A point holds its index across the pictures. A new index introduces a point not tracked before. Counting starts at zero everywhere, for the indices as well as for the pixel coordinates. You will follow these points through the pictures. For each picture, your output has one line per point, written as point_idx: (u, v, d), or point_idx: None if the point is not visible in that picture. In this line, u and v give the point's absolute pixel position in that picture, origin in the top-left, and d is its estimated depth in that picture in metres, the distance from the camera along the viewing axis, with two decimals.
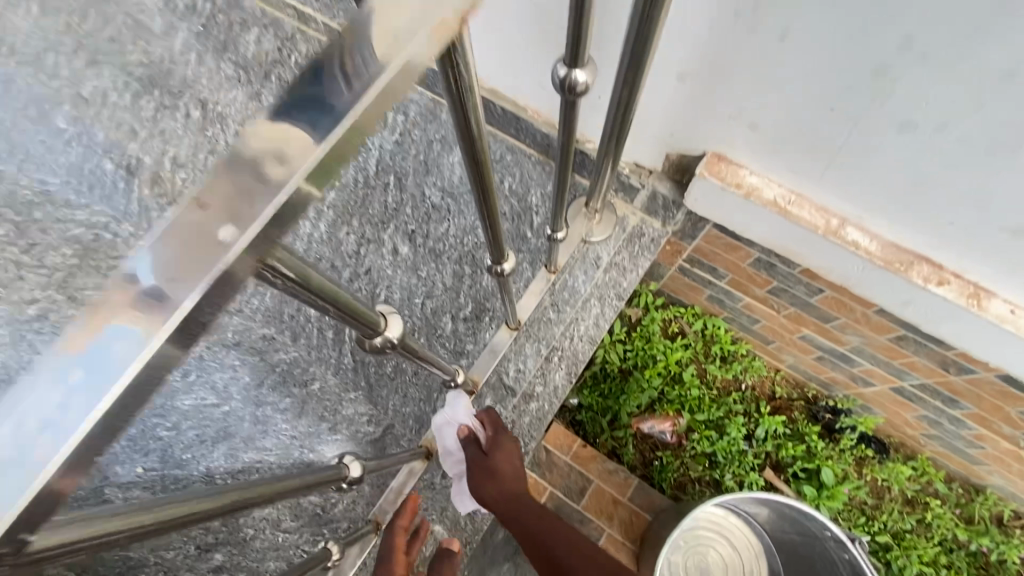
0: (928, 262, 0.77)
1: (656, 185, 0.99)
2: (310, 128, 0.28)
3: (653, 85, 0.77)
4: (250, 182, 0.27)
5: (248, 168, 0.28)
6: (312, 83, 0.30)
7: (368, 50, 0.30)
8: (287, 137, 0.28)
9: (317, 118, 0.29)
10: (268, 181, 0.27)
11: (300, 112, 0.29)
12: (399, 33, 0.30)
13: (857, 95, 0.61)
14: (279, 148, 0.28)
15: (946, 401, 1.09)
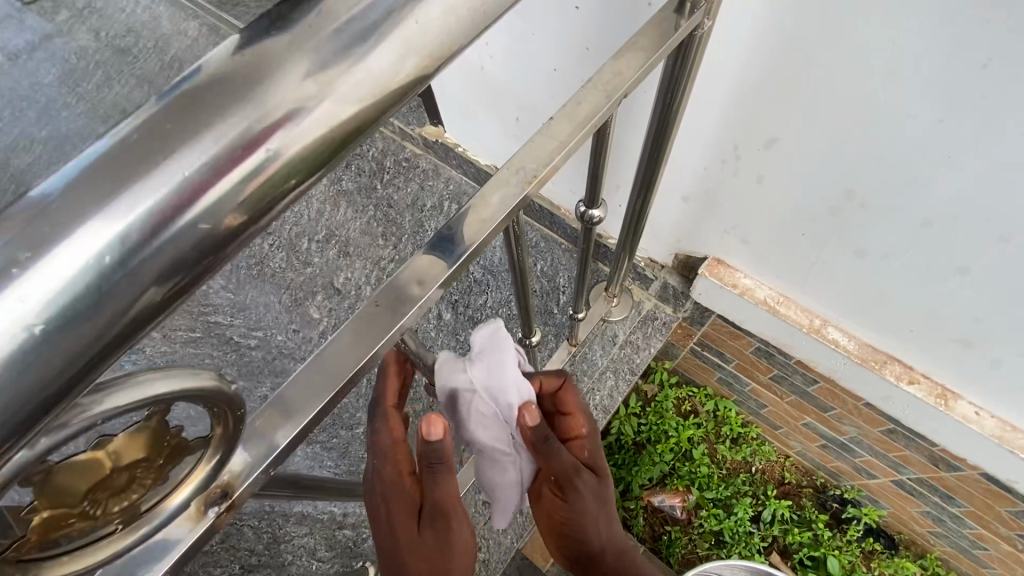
0: (899, 362, 0.89)
1: (667, 277, 1.14)
2: (440, 263, 0.42)
3: (663, 202, 0.95)
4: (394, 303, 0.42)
5: (396, 291, 0.42)
6: (441, 233, 0.43)
7: (472, 220, 0.44)
8: (425, 271, 0.42)
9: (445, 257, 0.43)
10: (409, 299, 0.41)
11: (437, 247, 0.43)
12: (491, 205, 0.44)
13: (820, 227, 0.77)
14: (420, 278, 0.42)
15: (944, 498, 1.14)
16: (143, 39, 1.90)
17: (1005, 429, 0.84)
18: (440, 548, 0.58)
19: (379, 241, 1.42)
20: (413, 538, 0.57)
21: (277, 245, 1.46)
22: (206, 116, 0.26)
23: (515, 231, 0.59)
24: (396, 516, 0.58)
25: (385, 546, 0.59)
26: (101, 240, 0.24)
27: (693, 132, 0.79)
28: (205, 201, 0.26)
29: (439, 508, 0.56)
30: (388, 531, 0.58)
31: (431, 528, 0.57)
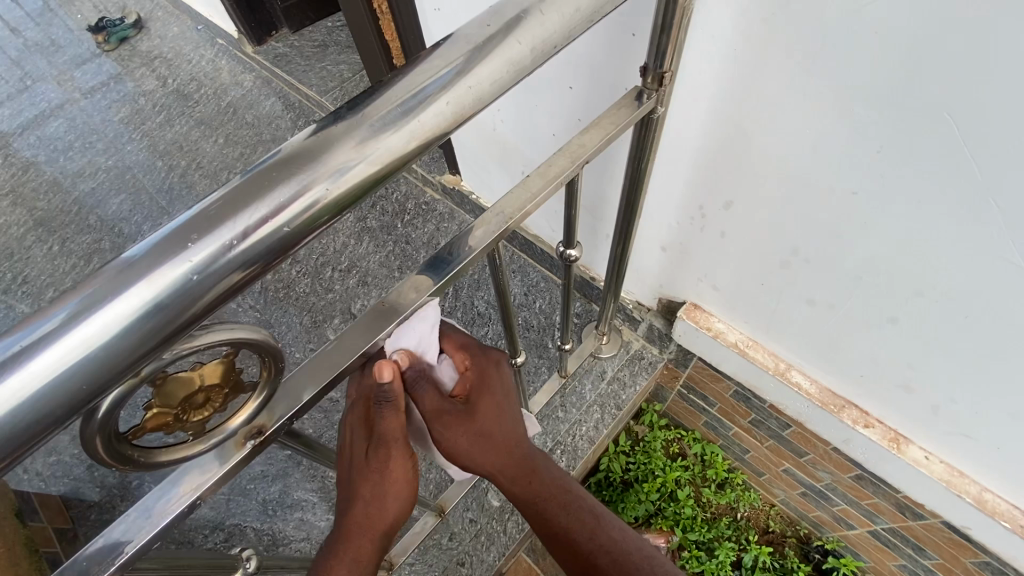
0: (856, 407, 0.97)
1: (652, 319, 1.25)
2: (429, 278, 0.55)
3: (645, 250, 1.08)
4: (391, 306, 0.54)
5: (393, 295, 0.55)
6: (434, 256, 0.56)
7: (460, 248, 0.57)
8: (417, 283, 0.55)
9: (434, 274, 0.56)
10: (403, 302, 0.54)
11: (430, 270, 0.56)
12: (475, 238, 0.57)
13: (775, 276, 0.89)
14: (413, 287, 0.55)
15: (916, 550, 1.18)
16: (205, 87, 2.16)
17: (953, 474, 0.91)
18: (384, 475, 0.64)
19: (395, 273, 1.57)
20: (364, 463, 0.64)
21: (304, 272, 1.62)
22: (285, 172, 0.38)
23: (497, 265, 0.71)
24: (355, 441, 0.65)
25: (346, 468, 0.67)
26: (205, 251, 0.36)
27: (666, 191, 0.93)
28: (267, 225, 0.38)
29: (383, 441, 0.61)
30: (349, 452, 0.66)
31: (376, 456, 0.62)
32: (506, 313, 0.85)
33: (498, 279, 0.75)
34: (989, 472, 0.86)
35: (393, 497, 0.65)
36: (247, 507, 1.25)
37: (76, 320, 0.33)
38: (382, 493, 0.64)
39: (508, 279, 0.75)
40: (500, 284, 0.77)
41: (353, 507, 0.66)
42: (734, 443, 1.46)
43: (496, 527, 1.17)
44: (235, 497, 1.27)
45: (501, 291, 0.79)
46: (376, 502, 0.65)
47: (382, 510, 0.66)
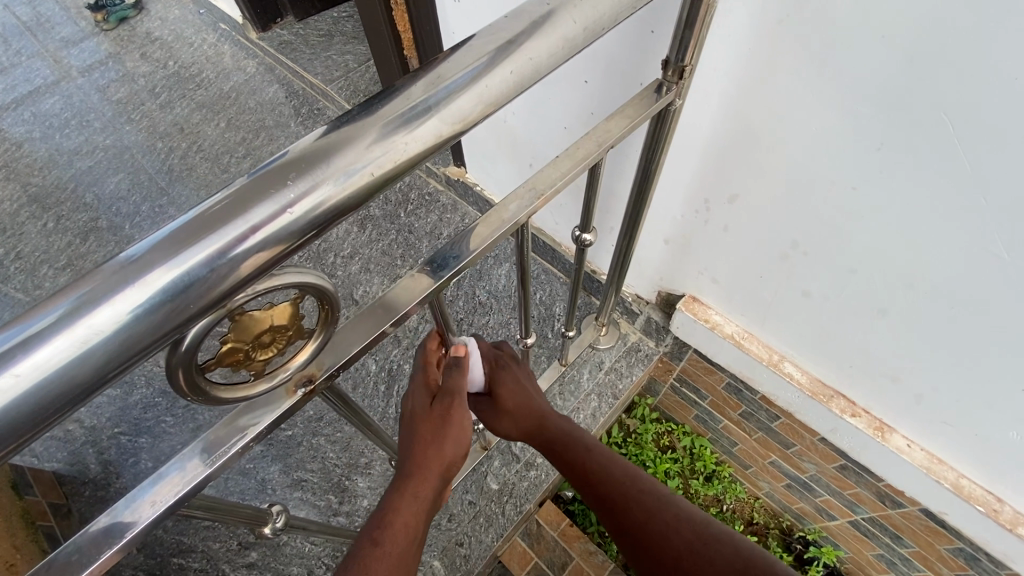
0: (844, 397, 1.03)
1: (651, 313, 1.29)
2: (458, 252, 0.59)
3: (648, 244, 1.13)
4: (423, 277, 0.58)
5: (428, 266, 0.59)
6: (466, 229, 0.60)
7: (487, 219, 0.60)
8: (448, 257, 0.59)
9: (464, 248, 0.59)
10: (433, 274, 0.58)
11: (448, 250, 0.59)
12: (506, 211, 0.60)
13: (774, 271, 0.94)
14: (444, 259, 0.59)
15: (894, 539, 1.23)
16: (206, 70, 2.15)
17: (934, 461, 0.96)
18: (446, 422, 0.76)
19: (397, 261, 1.59)
20: (428, 414, 0.76)
21: (305, 257, 1.63)
22: (347, 137, 0.41)
23: (522, 243, 0.74)
24: (418, 401, 0.77)
25: (408, 424, 0.77)
26: (272, 207, 0.38)
27: (673, 186, 0.97)
28: (326, 184, 0.40)
29: (450, 391, 0.76)
30: (410, 410, 0.78)
31: (443, 408, 0.76)
32: (523, 294, 0.88)
33: (520, 258, 0.78)
34: (966, 459, 0.92)
35: (452, 439, 0.76)
36: (244, 487, 1.26)
37: (146, 265, 0.35)
38: (441, 437, 0.75)
39: (529, 259, 0.79)
40: (521, 263, 0.80)
41: (416, 453, 0.75)
42: (723, 436, 1.51)
43: (494, 509, 1.20)
44: (232, 477, 1.27)
45: (521, 270, 0.82)
46: (436, 445, 0.75)
47: (440, 453, 0.76)
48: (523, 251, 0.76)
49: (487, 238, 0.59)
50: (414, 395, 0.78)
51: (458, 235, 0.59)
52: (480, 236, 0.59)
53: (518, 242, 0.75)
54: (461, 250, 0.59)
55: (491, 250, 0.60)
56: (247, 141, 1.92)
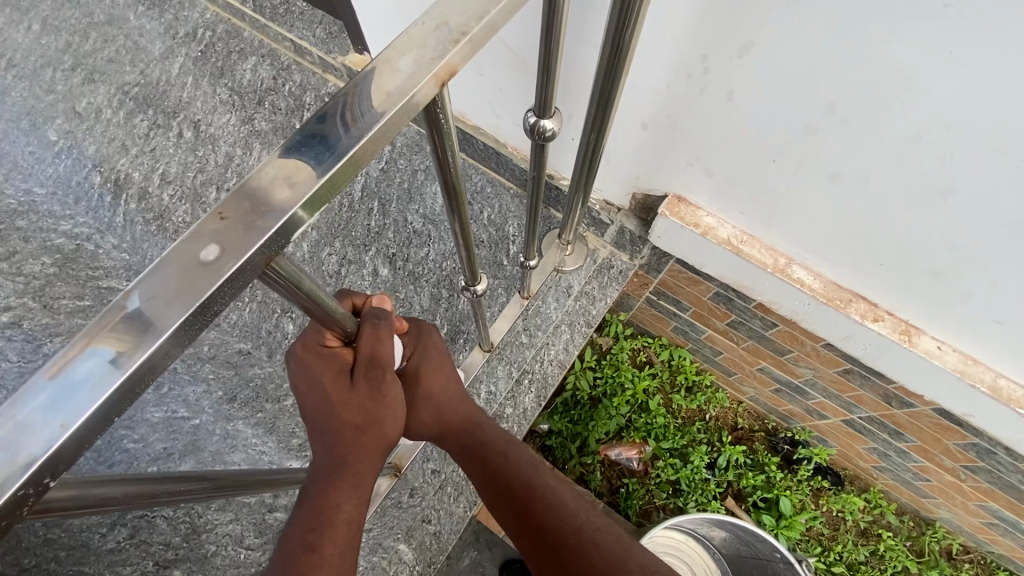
0: (864, 300, 0.85)
1: (624, 222, 1.05)
2: (313, 164, 0.33)
3: (620, 131, 0.86)
4: (260, 205, 0.32)
5: (259, 190, 0.32)
6: (327, 111, 0.34)
7: (366, 92, 0.35)
8: (303, 165, 0.33)
9: (325, 153, 0.33)
10: (276, 205, 0.32)
11: (309, 147, 0.33)
12: (397, 74, 0.36)
13: (795, 150, 0.70)
14: (290, 175, 0.33)
15: (893, 434, 1.15)
16: None
17: (967, 363, 0.82)
18: (377, 407, 0.45)
19: None
20: (345, 397, 0.45)
21: (180, 196, 1.26)
22: None
23: (444, 145, 0.46)
24: (320, 374, 0.44)
25: (309, 406, 0.46)
26: None
27: (654, 40, 0.68)
28: None
29: (381, 362, 0.44)
30: (307, 382, 0.45)
31: (370, 388, 0.44)
32: (458, 224, 0.61)
33: (444, 169, 0.50)
34: (1006, 356, 0.78)
35: (397, 422, 0.48)
36: None
37: None
38: (376, 426, 0.46)
39: (459, 173, 0.51)
40: (448, 182, 0.52)
41: (336, 450, 0.47)
42: (704, 345, 1.35)
43: (463, 476, 1.02)
44: None
45: (451, 192, 0.54)
46: (370, 430, 0.47)
47: (381, 442, 0.48)
48: (446, 157, 0.48)
49: (373, 122, 0.34)
50: (311, 361, 0.45)
51: (329, 110, 0.34)
52: (364, 118, 0.34)
53: (433, 144, 0.46)
54: (330, 150, 0.33)
55: (388, 144, 0.36)
56: (73, 44, 1.42)
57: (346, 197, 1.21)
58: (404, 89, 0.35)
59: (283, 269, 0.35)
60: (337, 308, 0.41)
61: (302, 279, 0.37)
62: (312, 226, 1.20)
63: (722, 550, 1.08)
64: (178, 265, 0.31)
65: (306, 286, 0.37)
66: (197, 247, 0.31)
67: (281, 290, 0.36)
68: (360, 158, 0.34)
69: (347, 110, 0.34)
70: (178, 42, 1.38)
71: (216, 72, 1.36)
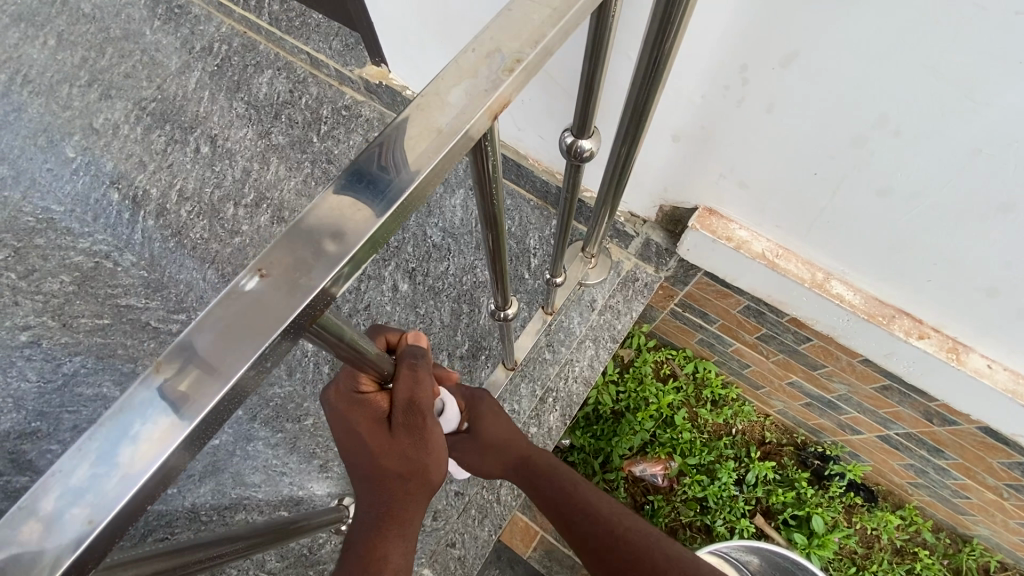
0: (908, 316, 0.81)
1: (650, 234, 1.02)
2: (370, 204, 0.31)
3: (650, 144, 0.83)
4: (310, 255, 0.30)
5: (306, 241, 0.30)
6: (377, 150, 0.32)
7: (416, 128, 0.33)
8: (355, 211, 0.31)
9: (375, 198, 0.31)
10: (325, 255, 0.30)
11: (360, 186, 0.31)
12: (448, 108, 0.33)
13: (839, 162, 0.67)
14: (339, 222, 0.30)
15: (931, 451, 1.11)
16: None
17: (1019, 383, 0.78)
18: (421, 453, 0.42)
19: None
20: (384, 446, 0.42)
21: (198, 212, 1.25)
22: None
23: (485, 173, 0.44)
24: (355, 423, 0.42)
25: (349, 456, 0.44)
26: None
27: (694, 52, 0.66)
28: None
29: (420, 406, 0.41)
30: (347, 430, 0.42)
31: (409, 435, 0.41)
32: (494, 250, 0.59)
33: (483, 195, 0.47)
34: None
35: (440, 468, 0.46)
36: (173, 517, 0.97)
37: None
38: (420, 474, 0.44)
39: (501, 200, 0.49)
40: (486, 208, 0.50)
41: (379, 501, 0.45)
42: (731, 358, 1.31)
43: (486, 497, 1.00)
44: (155, 507, 0.99)
45: (490, 219, 0.51)
46: (415, 477, 0.44)
47: (426, 489, 0.45)
48: (487, 185, 0.46)
49: (424, 165, 0.32)
50: (345, 410, 0.42)
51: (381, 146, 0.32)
52: (416, 150, 0.32)
53: (475, 173, 0.44)
54: (381, 192, 0.31)
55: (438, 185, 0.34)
56: (90, 60, 1.42)
57: None
58: (456, 125, 0.33)
59: (329, 324, 0.33)
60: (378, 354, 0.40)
61: (346, 329, 0.35)
62: None
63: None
64: (221, 325, 0.29)
65: (349, 337, 0.36)
66: (240, 306, 0.29)
67: (322, 344, 0.35)
68: (412, 201, 0.32)
69: (391, 151, 0.32)
70: (194, 57, 1.38)
71: (232, 85, 1.35)
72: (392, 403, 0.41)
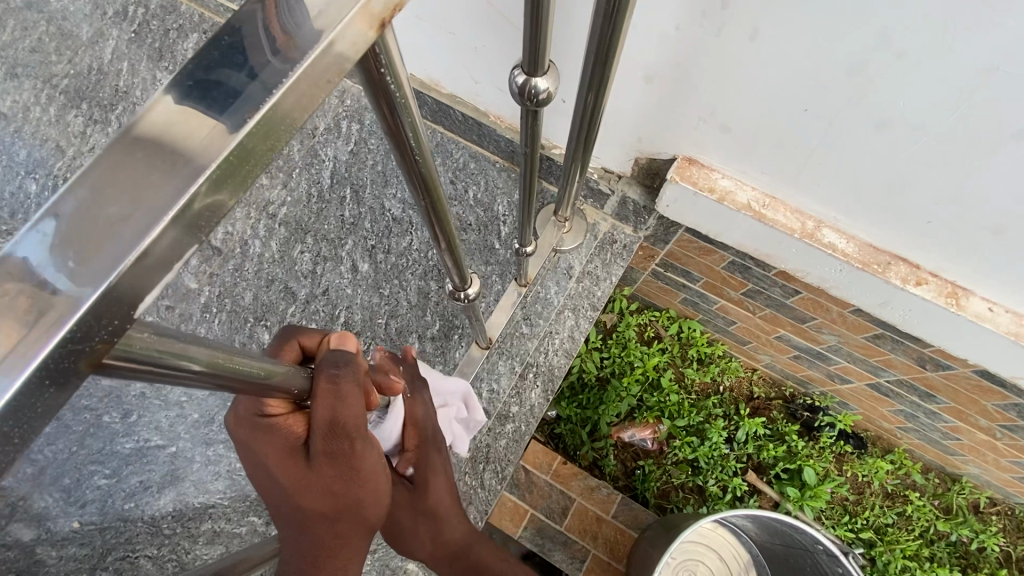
0: (904, 262, 0.76)
1: (626, 191, 0.93)
2: (216, 117, 0.22)
3: (620, 87, 0.74)
4: (162, 156, 0.21)
5: (147, 151, 0.21)
6: (226, 37, 0.24)
7: (269, 36, 0.24)
8: (197, 125, 0.22)
9: (219, 111, 0.22)
10: (173, 173, 0.21)
11: (201, 93, 0.22)
12: (300, 8, 0.25)
13: (834, 94, 0.60)
14: (168, 144, 0.22)
15: (923, 396, 1.08)
16: None
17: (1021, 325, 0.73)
18: (349, 485, 0.39)
19: (262, 180, 1.11)
20: (304, 479, 0.38)
21: None
22: None
23: (404, 120, 0.36)
24: (268, 450, 0.38)
25: (269, 491, 0.40)
26: None
27: None
28: None
29: (346, 431, 0.36)
30: (263, 456, 0.39)
31: (333, 464, 0.38)
32: (434, 216, 0.50)
33: (398, 141, 0.39)
34: None
35: (377, 502, 0.41)
36: (133, 533, 0.92)
37: None
38: (351, 510, 0.40)
39: (427, 145, 0.40)
40: (409, 161, 0.41)
41: (303, 546, 0.41)
42: (716, 316, 1.26)
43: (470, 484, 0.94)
44: (112, 524, 0.92)
45: (419, 174, 0.43)
46: (346, 510, 0.40)
47: (360, 529, 0.41)
48: (402, 124, 0.37)
49: (285, 75, 0.23)
50: (259, 435, 0.39)
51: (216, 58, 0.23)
52: (276, 61, 0.23)
53: (379, 108, 0.36)
54: (226, 99, 0.23)
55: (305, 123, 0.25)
56: None
57: (314, 186, 1.10)
58: (319, 26, 0.24)
59: (153, 351, 0.24)
60: (255, 370, 0.31)
61: (192, 352, 0.26)
62: (280, 222, 1.09)
63: (754, 535, 1.04)
64: (87, 202, 0.20)
65: (199, 362, 0.27)
66: (108, 183, 0.21)
67: (154, 373, 0.25)
68: (270, 139, 0.24)
69: (279, 11, 0.24)
70: (108, 23, 1.22)
71: (154, 54, 1.20)
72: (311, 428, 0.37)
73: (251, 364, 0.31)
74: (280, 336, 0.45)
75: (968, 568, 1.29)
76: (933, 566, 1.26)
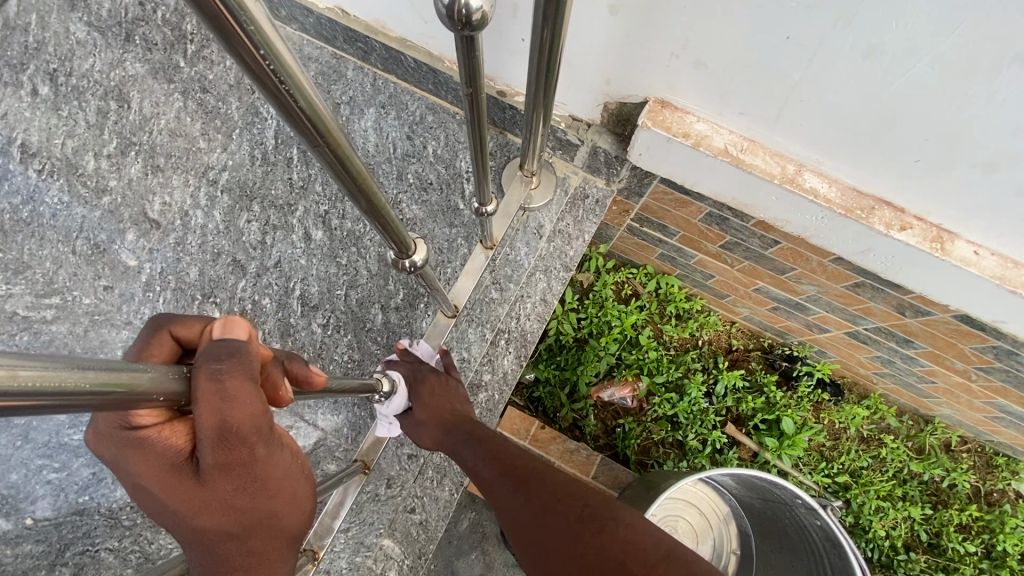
0: (888, 206, 0.71)
1: (596, 140, 0.87)
2: None
3: (581, 20, 0.66)
4: None
5: None
6: None
7: None
8: None
9: None
10: None
11: None
12: None
13: (819, 17, 0.53)
14: None
15: (901, 342, 1.06)
16: None
17: (1007, 268, 0.70)
18: (253, 494, 0.39)
19: (200, 144, 1.02)
20: (200, 493, 0.38)
21: None
22: None
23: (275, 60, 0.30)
24: (154, 468, 0.37)
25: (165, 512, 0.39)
26: None
27: None
28: None
29: (241, 436, 0.35)
30: (151, 475, 0.37)
31: (229, 474, 0.37)
32: (341, 169, 0.41)
33: (252, 67, 0.30)
34: None
35: (290, 505, 0.42)
36: (90, 527, 0.86)
37: None
38: (259, 519, 0.40)
39: (292, 61, 0.31)
40: (274, 91, 0.32)
41: (209, 562, 0.40)
42: (694, 270, 1.22)
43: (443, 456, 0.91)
44: (67, 519, 0.86)
45: (296, 108, 0.33)
46: (258, 516, 0.40)
47: (272, 537, 0.42)
48: (244, 31, 0.28)
49: None
50: (132, 450, 0.37)
51: None
52: None
53: (203, 13, 0.26)
54: None
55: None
56: None
57: (258, 148, 1.03)
58: None
59: None
60: (59, 386, 0.24)
61: None
62: (223, 189, 1.00)
63: (732, 489, 1.04)
64: None
65: None
66: None
67: None
68: None
69: None
70: None
71: None
72: (201, 440, 0.35)
73: (46, 379, 0.24)
74: (152, 324, 0.41)
75: (938, 505, 1.33)
76: (905, 504, 1.29)
